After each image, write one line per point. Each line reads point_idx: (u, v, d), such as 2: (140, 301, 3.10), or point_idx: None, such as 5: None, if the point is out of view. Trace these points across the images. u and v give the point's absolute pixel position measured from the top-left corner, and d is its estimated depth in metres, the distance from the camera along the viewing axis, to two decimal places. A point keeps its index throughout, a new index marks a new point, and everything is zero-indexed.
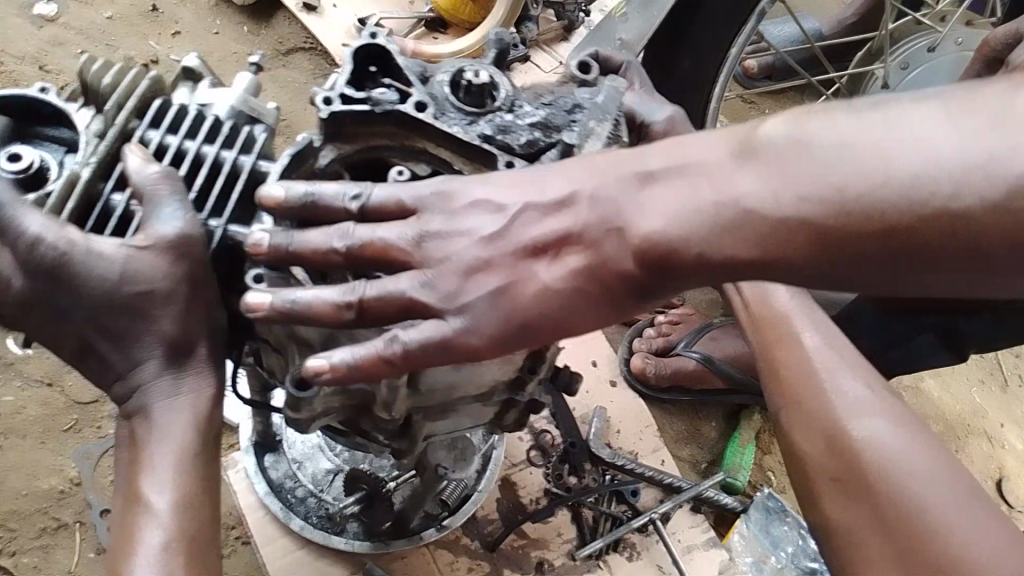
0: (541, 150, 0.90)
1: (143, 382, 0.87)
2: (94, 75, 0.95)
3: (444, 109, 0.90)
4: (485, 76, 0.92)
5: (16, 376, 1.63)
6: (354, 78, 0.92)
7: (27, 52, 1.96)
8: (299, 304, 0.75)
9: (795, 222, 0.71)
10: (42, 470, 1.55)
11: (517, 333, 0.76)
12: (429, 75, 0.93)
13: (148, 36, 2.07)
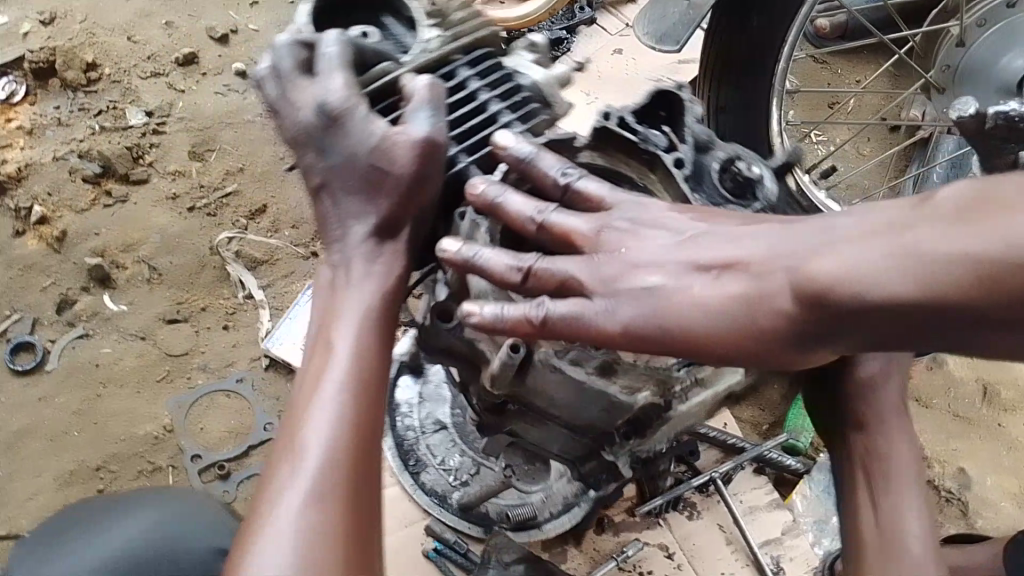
0: None
1: (350, 237, 0.94)
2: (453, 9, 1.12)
3: (693, 180, 1.02)
4: (753, 171, 1.00)
5: (114, 329, 1.75)
6: (642, 111, 1.07)
7: (117, 24, 2.06)
8: (479, 262, 0.84)
9: (965, 260, 0.66)
10: (138, 417, 1.67)
11: (663, 349, 0.77)
12: (704, 143, 1.03)
13: (229, 6, 2.16)
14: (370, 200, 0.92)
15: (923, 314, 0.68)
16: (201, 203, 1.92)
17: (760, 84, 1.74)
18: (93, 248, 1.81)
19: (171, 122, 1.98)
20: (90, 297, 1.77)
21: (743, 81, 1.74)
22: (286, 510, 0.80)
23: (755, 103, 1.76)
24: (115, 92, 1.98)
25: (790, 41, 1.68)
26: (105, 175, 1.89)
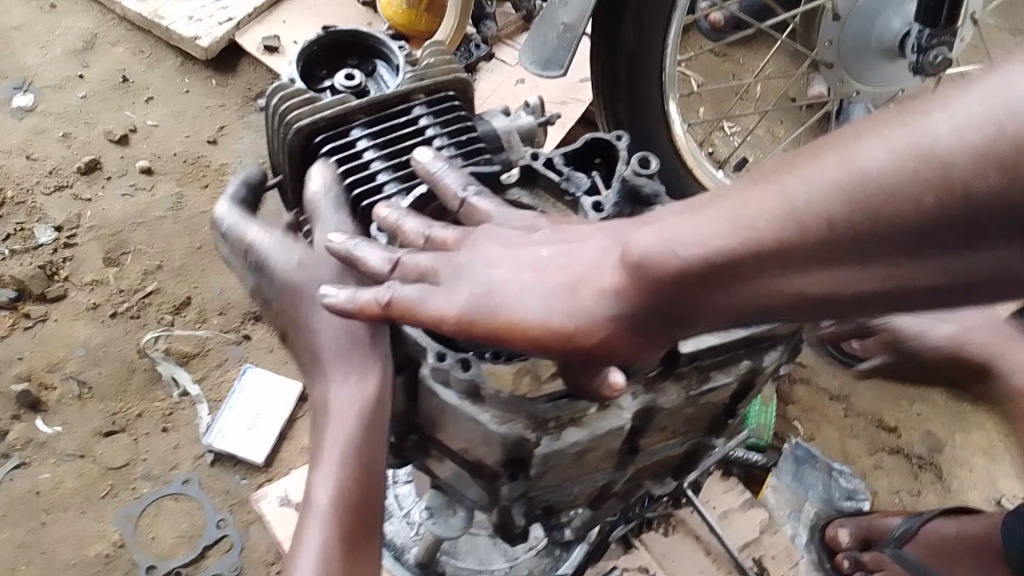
0: None
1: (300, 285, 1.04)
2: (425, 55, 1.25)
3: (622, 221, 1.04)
4: None
5: (51, 453, 1.71)
6: (576, 155, 1.09)
7: (13, 145, 2.03)
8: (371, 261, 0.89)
9: (819, 218, 0.62)
10: (87, 538, 1.63)
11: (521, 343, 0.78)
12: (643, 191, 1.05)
13: (124, 106, 2.13)
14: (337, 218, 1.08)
15: (845, 259, 0.61)
16: (123, 308, 1.88)
17: (652, 94, 1.74)
18: (18, 374, 1.77)
19: (81, 233, 1.96)
20: (22, 425, 1.73)
21: (634, 93, 1.74)
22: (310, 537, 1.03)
23: (652, 113, 1.77)
24: (20, 213, 1.96)
25: (667, 46, 1.68)
26: (21, 298, 1.86)
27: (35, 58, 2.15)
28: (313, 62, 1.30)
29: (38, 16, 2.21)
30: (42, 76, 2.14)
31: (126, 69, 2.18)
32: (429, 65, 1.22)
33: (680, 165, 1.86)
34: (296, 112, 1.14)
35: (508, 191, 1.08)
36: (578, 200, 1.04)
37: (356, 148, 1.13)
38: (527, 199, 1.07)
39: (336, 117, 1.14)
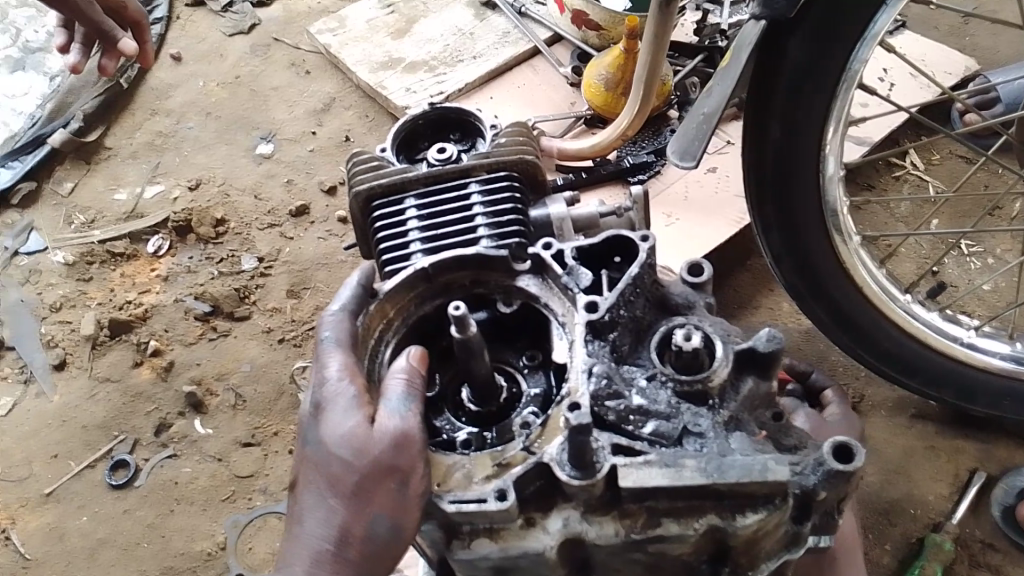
0: (642, 421, 0.99)
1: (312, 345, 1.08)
2: (503, 138, 1.27)
3: (620, 322, 1.05)
4: (691, 341, 1.01)
5: (197, 451, 1.95)
6: (592, 251, 1.11)
7: (247, 185, 2.39)
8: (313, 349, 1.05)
9: None
10: (200, 533, 1.84)
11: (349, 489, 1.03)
12: (638, 309, 1.08)
13: (341, 162, 2.41)
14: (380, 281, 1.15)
15: None
16: (290, 336, 2.11)
17: (811, 205, 1.54)
18: (193, 377, 2.06)
19: (276, 266, 2.23)
20: (183, 421, 2.00)
21: (791, 205, 1.54)
22: None
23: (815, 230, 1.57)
24: (235, 242, 2.29)
25: (825, 144, 1.47)
26: (214, 313, 2.16)
27: (284, 114, 2.52)
28: (415, 136, 1.35)
29: (295, 80, 2.59)
30: (284, 130, 2.49)
31: (350, 129, 2.47)
32: (501, 146, 1.27)
33: (851, 286, 1.63)
34: (361, 176, 1.25)
35: (521, 279, 1.12)
36: (579, 293, 1.07)
37: (402, 219, 1.20)
38: (540, 289, 1.11)
39: (394, 185, 1.23)
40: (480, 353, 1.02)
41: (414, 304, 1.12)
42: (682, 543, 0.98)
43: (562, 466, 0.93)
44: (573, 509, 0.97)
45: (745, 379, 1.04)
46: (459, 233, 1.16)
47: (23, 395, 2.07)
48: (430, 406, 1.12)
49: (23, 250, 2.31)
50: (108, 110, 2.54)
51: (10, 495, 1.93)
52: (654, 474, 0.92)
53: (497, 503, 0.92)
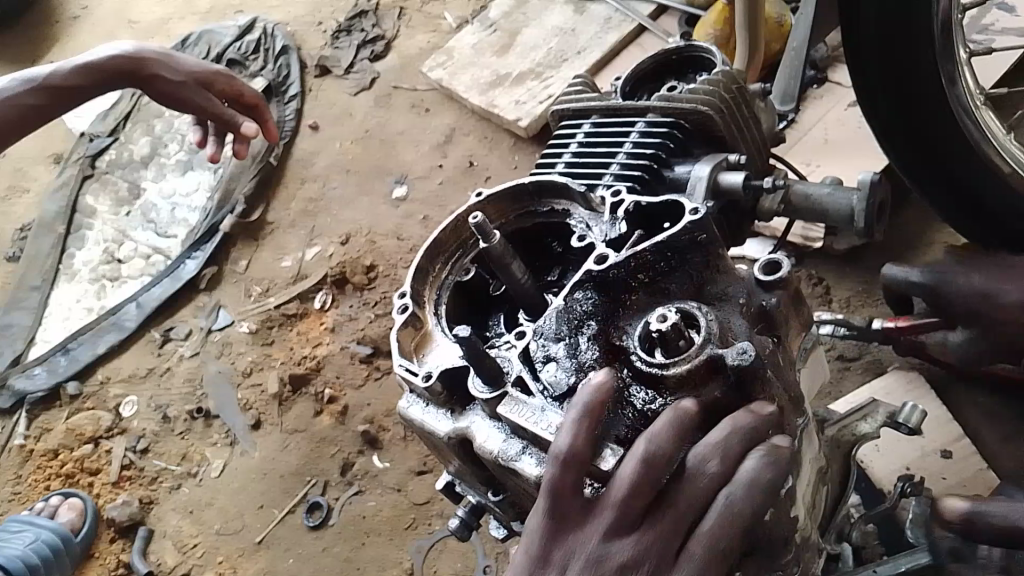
0: (575, 369, 1.08)
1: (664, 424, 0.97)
2: (702, 85, 1.25)
3: (625, 280, 1.08)
4: (661, 324, 1.03)
5: (378, 484, 2.07)
6: (635, 220, 1.11)
7: (389, 228, 2.51)
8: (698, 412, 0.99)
9: None
10: (390, 563, 1.94)
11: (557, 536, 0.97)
12: (672, 287, 1.08)
13: (469, 187, 2.47)
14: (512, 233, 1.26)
15: None
16: None
17: (929, 90, 1.44)
18: (365, 416, 2.18)
19: None
20: (364, 458, 2.12)
21: (902, 78, 1.44)
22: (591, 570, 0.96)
23: (930, 114, 1.47)
24: (386, 284, 2.41)
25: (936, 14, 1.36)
26: (376, 354, 2.28)
27: (412, 155, 2.62)
28: (664, 73, 1.44)
29: (416, 120, 2.70)
30: (414, 169, 2.59)
31: (473, 154, 2.52)
32: (692, 90, 1.26)
33: (977, 164, 1.52)
34: (578, 91, 1.40)
35: (570, 213, 1.19)
36: (602, 240, 1.11)
37: (577, 130, 1.32)
38: (582, 218, 1.17)
39: (578, 109, 1.33)
40: (515, 266, 1.13)
41: (515, 212, 1.25)
42: (526, 484, 1.10)
43: (478, 381, 1.13)
44: (520, 456, 1.09)
45: (711, 385, 1.03)
46: (597, 156, 1.23)
47: (230, 456, 2.29)
48: (497, 304, 1.29)
49: (215, 326, 2.57)
50: (264, 187, 2.77)
51: (229, 547, 2.13)
52: (517, 410, 1.07)
53: (423, 382, 1.17)
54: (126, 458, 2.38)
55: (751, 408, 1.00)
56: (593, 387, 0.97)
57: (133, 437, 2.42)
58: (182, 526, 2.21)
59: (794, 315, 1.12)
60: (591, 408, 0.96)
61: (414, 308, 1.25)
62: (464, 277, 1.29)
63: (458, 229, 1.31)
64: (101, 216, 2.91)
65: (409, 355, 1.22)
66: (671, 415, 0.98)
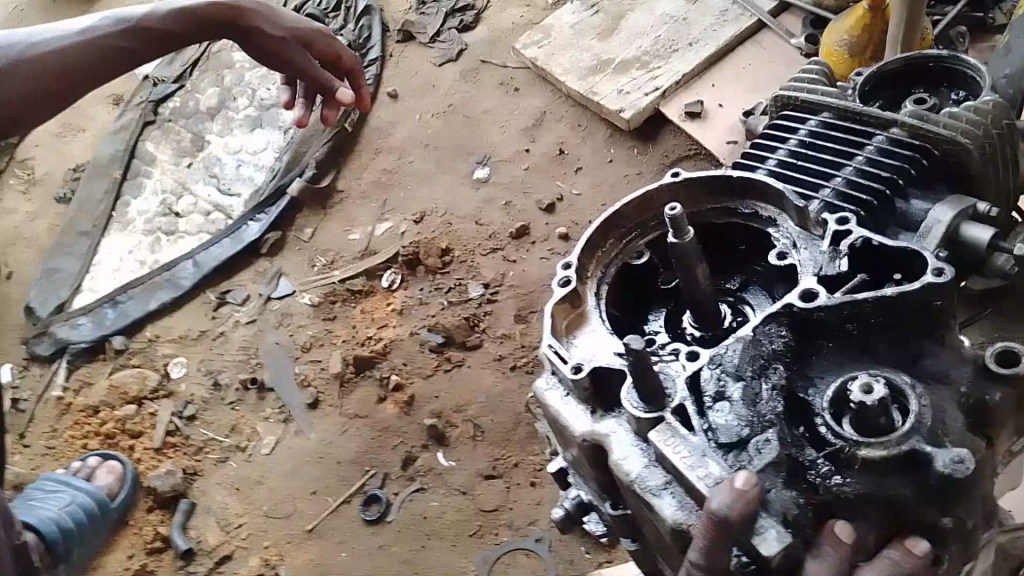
0: (747, 421, 0.95)
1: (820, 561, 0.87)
2: (964, 109, 1.11)
3: (830, 326, 0.98)
4: (874, 394, 0.90)
5: (443, 484, 1.95)
6: (852, 261, 1.01)
7: (468, 212, 2.39)
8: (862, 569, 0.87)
9: None
10: (453, 571, 1.83)
11: None
12: (879, 348, 0.97)
13: (558, 176, 2.35)
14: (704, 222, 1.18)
15: None
16: (521, 362, 2.06)
17: None
18: (434, 409, 2.06)
19: (503, 290, 2.20)
20: (428, 455, 2.01)
21: None
22: None
23: None
24: (461, 271, 2.28)
25: None
26: (447, 344, 2.15)
27: (497, 137, 2.51)
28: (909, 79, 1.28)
29: (505, 99, 2.57)
30: (499, 152, 2.47)
31: (564, 142, 2.41)
32: (949, 115, 1.11)
33: None
34: (800, 81, 1.27)
35: (777, 224, 1.11)
36: (814, 274, 1.02)
37: (797, 131, 1.21)
38: (790, 234, 1.09)
39: (810, 103, 1.22)
40: (701, 271, 1.06)
41: (710, 203, 1.18)
42: (658, 523, 1.00)
43: (634, 396, 1.01)
44: (667, 492, 0.98)
45: (903, 480, 0.90)
46: (819, 170, 1.13)
47: (283, 434, 2.18)
48: (666, 296, 1.19)
49: (275, 295, 2.45)
50: (337, 154, 2.64)
51: (278, 532, 2.02)
52: (673, 445, 0.95)
53: (573, 374, 1.06)
54: (171, 424, 2.27)
55: (905, 542, 0.89)
56: (739, 501, 0.84)
57: (179, 402, 2.31)
58: (228, 503, 2.11)
59: (1015, 415, 0.97)
60: (730, 523, 0.84)
61: (577, 283, 1.14)
62: (637, 263, 1.18)
63: (645, 206, 1.19)
64: (160, 165, 2.80)
65: (560, 335, 1.12)
66: (829, 556, 0.86)
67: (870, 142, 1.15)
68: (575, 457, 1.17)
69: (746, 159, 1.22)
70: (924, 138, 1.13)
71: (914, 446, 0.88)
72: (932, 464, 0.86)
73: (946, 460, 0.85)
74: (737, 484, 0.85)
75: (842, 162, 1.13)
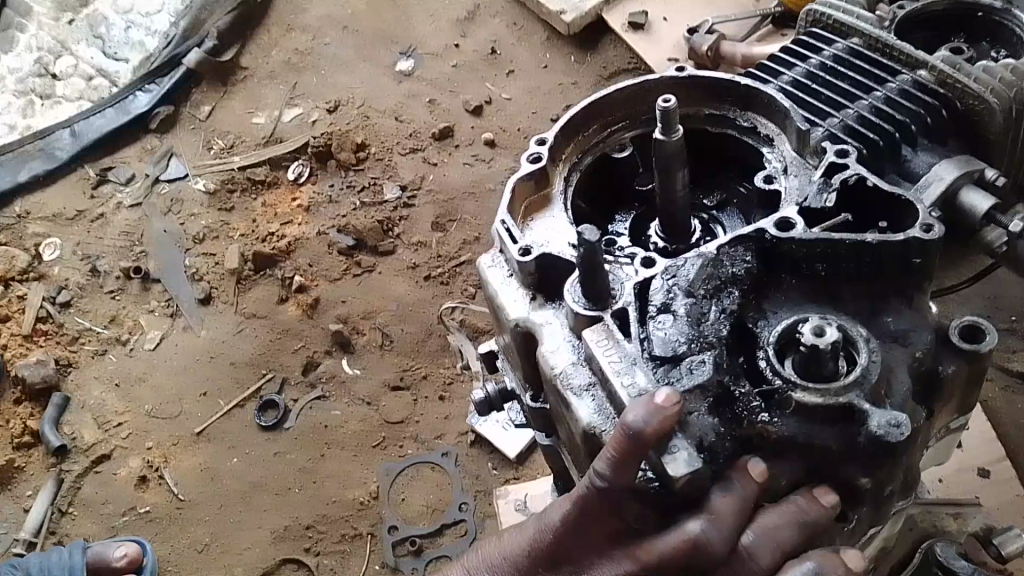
0: (689, 339, 0.84)
1: (725, 500, 0.79)
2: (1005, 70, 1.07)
3: (799, 262, 0.88)
4: (826, 336, 0.79)
5: (347, 393, 1.86)
6: (845, 199, 0.92)
7: (387, 106, 2.24)
8: (762, 510, 0.81)
9: None
10: (352, 481, 1.76)
11: (562, 551, 0.86)
12: (842, 295, 0.89)
13: (487, 78, 2.24)
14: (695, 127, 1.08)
15: None
16: (436, 273, 1.97)
17: None
18: (339, 314, 1.95)
19: (421, 195, 2.08)
20: (331, 361, 1.91)
21: None
22: None
23: None
24: (377, 169, 2.14)
25: None
26: (358, 248, 2.03)
27: (424, 29, 2.37)
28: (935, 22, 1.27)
29: None
30: (425, 45, 2.34)
31: (497, 41, 2.30)
32: (985, 71, 1.07)
33: None
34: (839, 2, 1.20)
35: (773, 144, 1.02)
36: (797, 203, 0.92)
37: (823, 53, 1.14)
38: (784, 157, 1.00)
39: (844, 26, 1.16)
40: (682, 177, 0.96)
41: (714, 109, 1.08)
42: (574, 425, 0.91)
43: (578, 292, 0.92)
44: (586, 397, 0.89)
45: (829, 432, 0.82)
46: (832, 99, 1.07)
47: (170, 329, 2.02)
48: (638, 201, 1.11)
49: (165, 176, 2.23)
50: (243, 25, 2.43)
51: (163, 433, 1.89)
52: (605, 348, 0.87)
53: (520, 256, 0.97)
54: (41, 310, 2.06)
55: (814, 490, 0.83)
56: (656, 416, 0.75)
57: (52, 287, 2.09)
58: (106, 399, 1.95)
59: (960, 392, 0.93)
60: (644, 441, 0.75)
61: (546, 164, 1.04)
62: (615, 157, 1.09)
63: (637, 98, 1.09)
64: (37, 18, 2.50)
65: (516, 215, 1.02)
66: (733, 493, 0.79)
67: (894, 81, 1.09)
68: (506, 345, 1.09)
69: (765, 70, 1.14)
70: (951, 89, 1.08)
71: (858, 405, 0.79)
72: (868, 430, 0.78)
73: (878, 417, 0.78)
74: (658, 400, 0.76)
75: (860, 96, 1.07)
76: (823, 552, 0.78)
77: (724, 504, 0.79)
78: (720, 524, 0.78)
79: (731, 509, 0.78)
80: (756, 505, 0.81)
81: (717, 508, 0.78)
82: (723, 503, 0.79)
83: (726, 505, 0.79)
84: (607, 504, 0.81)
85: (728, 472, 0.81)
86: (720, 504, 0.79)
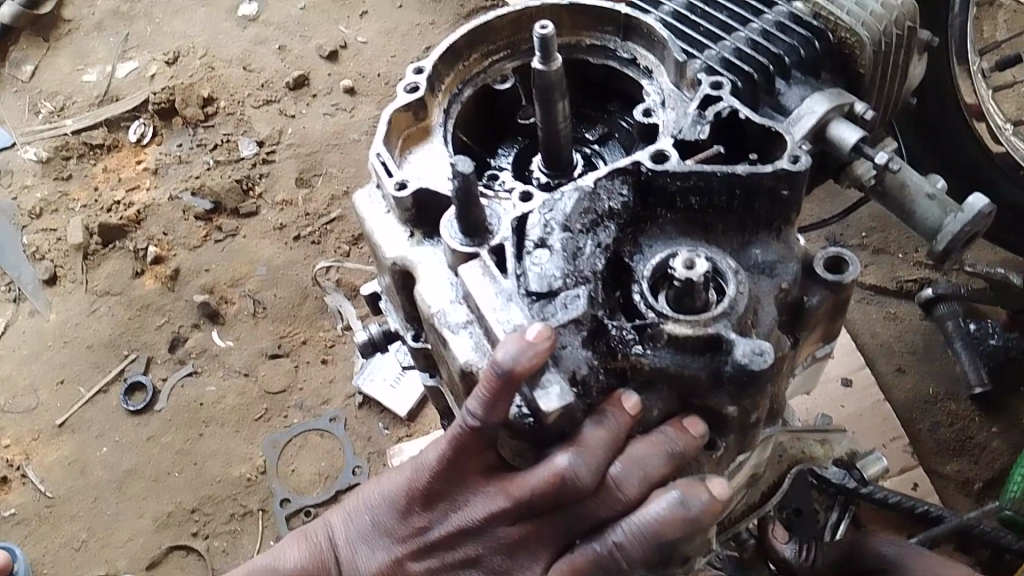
0: (566, 278, 0.82)
1: (595, 437, 0.78)
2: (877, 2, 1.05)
3: (672, 195, 0.87)
4: (693, 269, 0.78)
5: (220, 366, 1.76)
6: (716, 130, 0.91)
7: (234, 55, 2.10)
8: (633, 441, 0.80)
9: None
10: (235, 458, 1.67)
11: (439, 488, 0.84)
12: (714, 227, 0.88)
13: (340, 20, 2.14)
14: (574, 59, 1.05)
15: None
16: (306, 232, 1.87)
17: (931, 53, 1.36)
18: (204, 284, 1.83)
19: (281, 149, 1.96)
20: (200, 335, 1.79)
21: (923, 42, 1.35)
22: (469, 533, 0.84)
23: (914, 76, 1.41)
24: (229, 124, 2.00)
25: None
26: (217, 210, 1.90)
27: None
28: None
29: None
30: None
31: None
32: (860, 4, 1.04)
33: None
34: None
35: (653, 76, 1.00)
36: (671, 136, 0.90)
37: None
38: (662, 89, 0.98)
39: None
40: (563, 108, 0.91)
41: (594, 41, 1.04)
42: (452, 364, 0.88)
43: (455, 227, 0.88)
44: (465, 337, 0.85)
45: (698, 362, 0.80)
46: (712, 28, 1.03)
47: (15, 315, 1.85)
48: (522, 137, 1.07)
49: None
50: None
51: (20, 428, 1.75)
52: (482, 285, 0.83)
53: (395, 191, 0.92)
54: None
55: (682, 420, 0.81)
56: (525, 354, 0.73)
57: None
58: None
59: (824, 320, 0.95)
60: (515, 379, 0.73)
61: (425, 94, 0.98)
62: (498, 91, 1.04)
63: (519, 28, 1.04)
64: None
65: (392, 148, 0.97)
66: (607, 428, 0.78)
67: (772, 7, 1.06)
68: (387, 286, 1.04)
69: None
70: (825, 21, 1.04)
71: (728, 336, 0.78)
72: (733, 359, 0.77)
73: (742, 346, 0.76)
74: (529, 336, 0.74)
75: (738, 24, 1.04)
76: (688, 481, 0.76)
77: (595, 436, 0.78)
78: (589, 456, 0.77)
79: (602, 442, 0.78)
80: (626, 439, 0.80)
81: (588, 441, 0.77)
82: (595, 436, 0.78)
83: (597, 438, 0.78)
84: (478, 441, 0.79)
85: (601, 405, 0.80)
86: (590, 437, 0.78)
